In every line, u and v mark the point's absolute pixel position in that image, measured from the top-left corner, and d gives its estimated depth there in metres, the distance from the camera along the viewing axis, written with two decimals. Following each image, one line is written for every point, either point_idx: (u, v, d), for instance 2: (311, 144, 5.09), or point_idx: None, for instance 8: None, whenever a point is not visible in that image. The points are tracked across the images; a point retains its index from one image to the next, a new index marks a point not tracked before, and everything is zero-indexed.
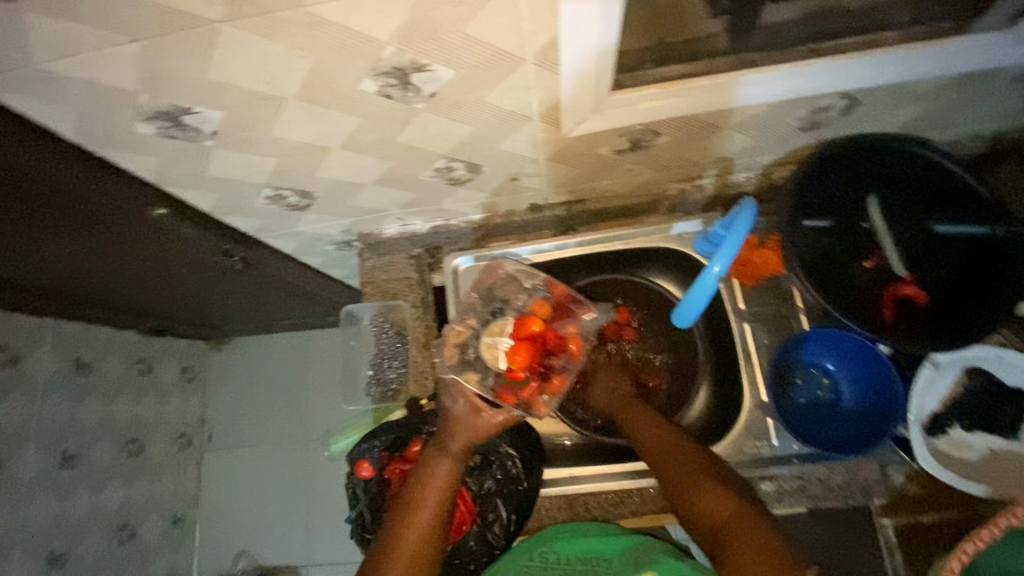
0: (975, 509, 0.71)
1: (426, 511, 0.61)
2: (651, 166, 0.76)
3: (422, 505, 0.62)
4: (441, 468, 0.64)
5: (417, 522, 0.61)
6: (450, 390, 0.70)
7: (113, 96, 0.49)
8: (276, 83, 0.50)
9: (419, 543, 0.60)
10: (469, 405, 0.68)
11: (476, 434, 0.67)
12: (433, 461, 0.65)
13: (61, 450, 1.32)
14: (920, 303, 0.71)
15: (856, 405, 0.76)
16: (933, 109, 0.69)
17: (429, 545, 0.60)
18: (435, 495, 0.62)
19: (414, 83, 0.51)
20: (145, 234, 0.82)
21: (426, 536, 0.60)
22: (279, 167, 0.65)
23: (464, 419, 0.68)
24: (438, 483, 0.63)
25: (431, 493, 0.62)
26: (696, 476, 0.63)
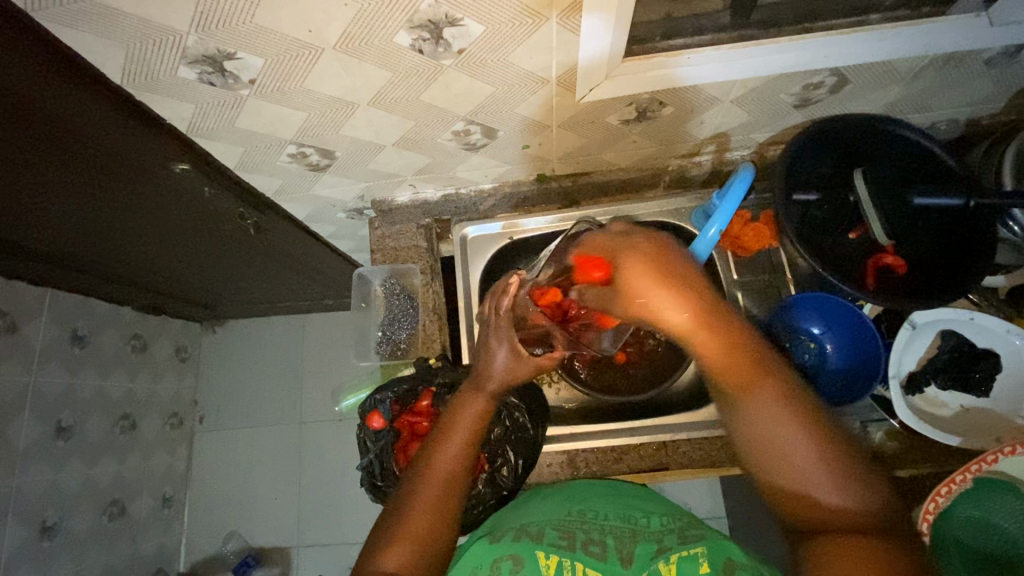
0: (948, 462, 0.77)
1: (457, 442, 0.64)
2: (654, 139, 0.81)
3: (454, 436, 0.65)
4: (474, 405, 0.66)
5: (450, 453, 0.63)
6: (493, 338, 0.69)
7: (163, 37, 0.52)
8: (318, 32, 0.53)
9: (452, 467, 0.63)
10: (511, 352, 0.68)
11: (512, 381, 0.68)
12: (466, 397, 0.68)
13: (55, 421, 1.32)
14: (898, 271, 0.77)
15: (838, 365, 0.82)
16: (912, 91, 0.75)
17: (460, 473, 0.63)
18: (468, 428, 0.65)
19: (446, 37, 0.55)
20: (164, 192, 0.85)
21: (457, 464, 0.63)
22: (307, 122, 0.68)
23: (503, 366, 0.68)
24: (471, 417, 0.66)
25: (464, 425, 0.65)
26: (807, 477, 0.53)
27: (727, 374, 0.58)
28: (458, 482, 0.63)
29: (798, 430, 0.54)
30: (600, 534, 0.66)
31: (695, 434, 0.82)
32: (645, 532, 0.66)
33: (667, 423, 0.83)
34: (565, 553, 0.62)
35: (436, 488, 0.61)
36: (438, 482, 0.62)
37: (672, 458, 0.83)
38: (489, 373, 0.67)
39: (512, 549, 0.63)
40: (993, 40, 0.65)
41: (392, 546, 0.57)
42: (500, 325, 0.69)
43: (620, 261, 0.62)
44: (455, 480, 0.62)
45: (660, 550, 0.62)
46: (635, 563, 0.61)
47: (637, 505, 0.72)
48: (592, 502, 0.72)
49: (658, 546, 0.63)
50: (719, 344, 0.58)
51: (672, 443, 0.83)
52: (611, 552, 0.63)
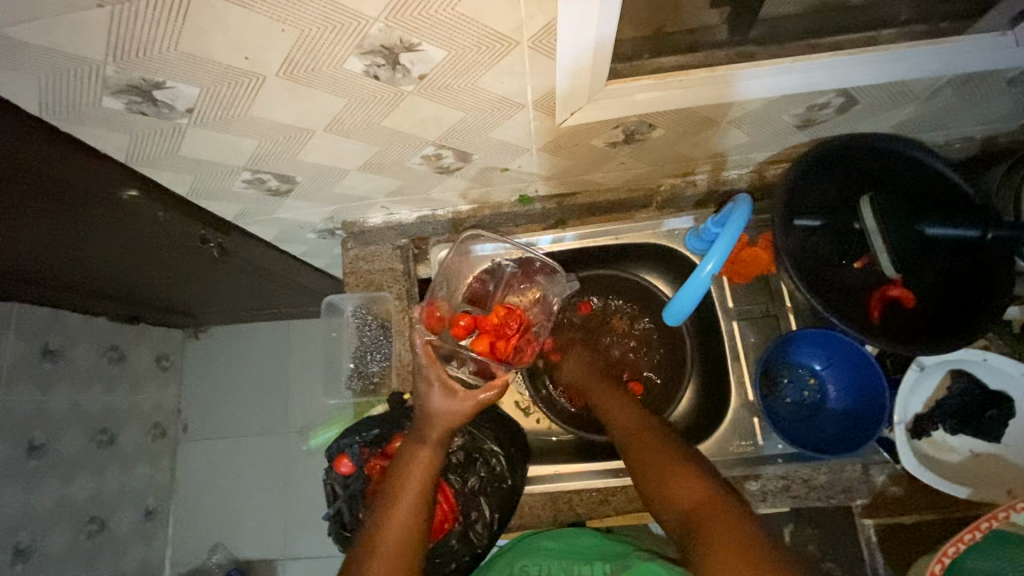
0: (955, 509, 0.72)
1: (408, 500, 0.59)
2: (644, 160, 0.75)
3: (404, 493, 0.60)
4: (422, 456, 0.61)
5: (405, 511, 0.59)
6: (426, 380, 0.65)
7: (78, 67, 0.45)
8: (256, 59, 0.47)
9: (408, 526, 0.58)
10: (445, 391, 0.64)
11: (454, 422, 0.64)
12: (414, 448, 0.63)
13: (27, 440, 1.27)
14: (907, 305, 0.72)
15: (840, 404, 0.77)
16: (927, 111, 0.68)
17: (415, 533, 0.58)
18: (419, 482, 0.60)
19: (403, 63, 0.49)
20: (115, 216, 0.78)
21: (413, 524, 0.58)
22: (259, 149, 0.62)
23: (441, 407, 0.64)
24: (421, 470, 0.61)
25: (414, 481, 0.60)
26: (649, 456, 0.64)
27: (632, 445, 0.68)
28: (415, 544, 0.58)
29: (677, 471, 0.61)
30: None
31: None
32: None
33: None
34: None
35: (393, 553, 0.56)
36: (391, 549, 0.57)
37: None
38: (429, 418, 0.63)
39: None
40: (1020, 58, 0.58)
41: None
42: (424, 364, 0.65)
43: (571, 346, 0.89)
44: (411, 543, 0.57)
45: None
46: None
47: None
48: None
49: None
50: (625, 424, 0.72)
51: None
52: None
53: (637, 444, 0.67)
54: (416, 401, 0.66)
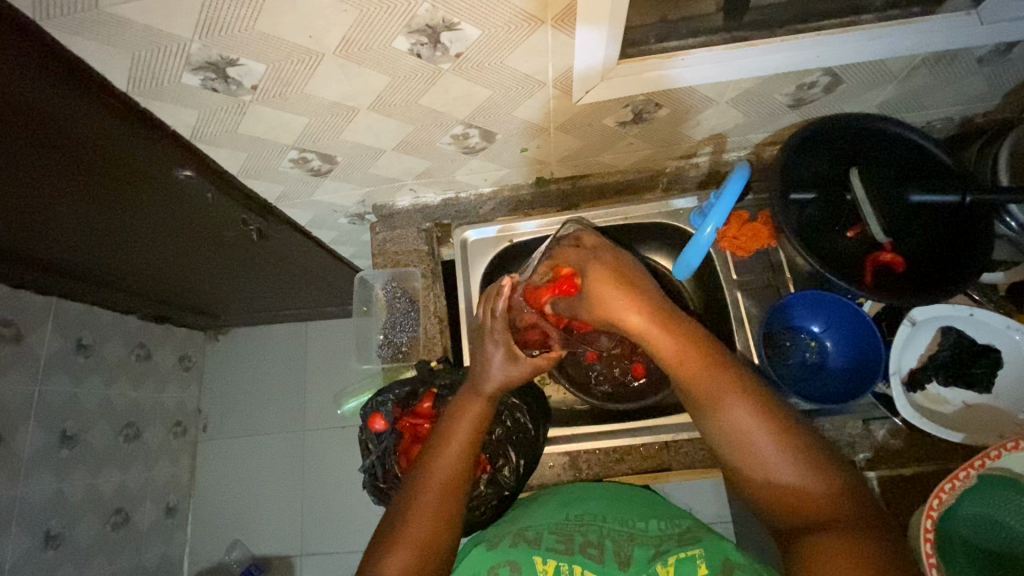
0: (951, 459, 0.77)
1: (456, 448, 0.65)
2: (651, 141, 0.82)
3: (451, 445, 0.65)
4: (473, 409, 0.67)
5: (450, 459, 0.64)
6: (489, 339, 0.68)
7: (168, 45, 0.53)
8: (318, 38, 0.55)
9: (450, 475, 0.63)
10: (507, 353, 0.67)
11: (510, 382, 0.68)
12: (466, 401, 0.68)
13: (60, 430, 1.32)
14: (897, 268, 0.77)
15: (840, 362, 0.82)
16: (906, 90, 0.75)
17: (460, 475, 0.64)
18: (467, 431, 0.66)
19: (443, 42, 0.57)
20: (170, 200, 0.86)
21: (458, 467, 0.64)
22: (308, 127, 0.69)
23: (501, 369, 0.67)
24: (470, 420, 0.67)
25: (461, 429, 0.66)
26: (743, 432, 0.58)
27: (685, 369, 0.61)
28: (457, 484, 0.63)
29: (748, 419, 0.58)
30: (598, 537, 0.70)
31: (697, 434, 0.81)
32: (644, 537, 0.70)
33: (669, 424, 0.81)
34: (562, 558, 0.67)
35: (436, 492, 0.62)
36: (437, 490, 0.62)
37: (675, 460, 0.82)
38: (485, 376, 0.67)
39: (511, 554, 0.67)
40: (984, 37, 0.65)
41: (394, 550, 0.58)
42: (494, 328, 0.68)
43: (586, 270, 0.64)
44: (453, 483, 0.63)
45: (656, 554, 0.66)
46: (632, 567, 0.66)
47: (638, 502, 0.75)
48: (587, 500, 0.74)
49: (655, 550, 0.67)
50: (682, 351, 0.61)
51: (674, 443, 0.83)
52: (608, 555, 0.67)
53: (691, 380, 0.60)
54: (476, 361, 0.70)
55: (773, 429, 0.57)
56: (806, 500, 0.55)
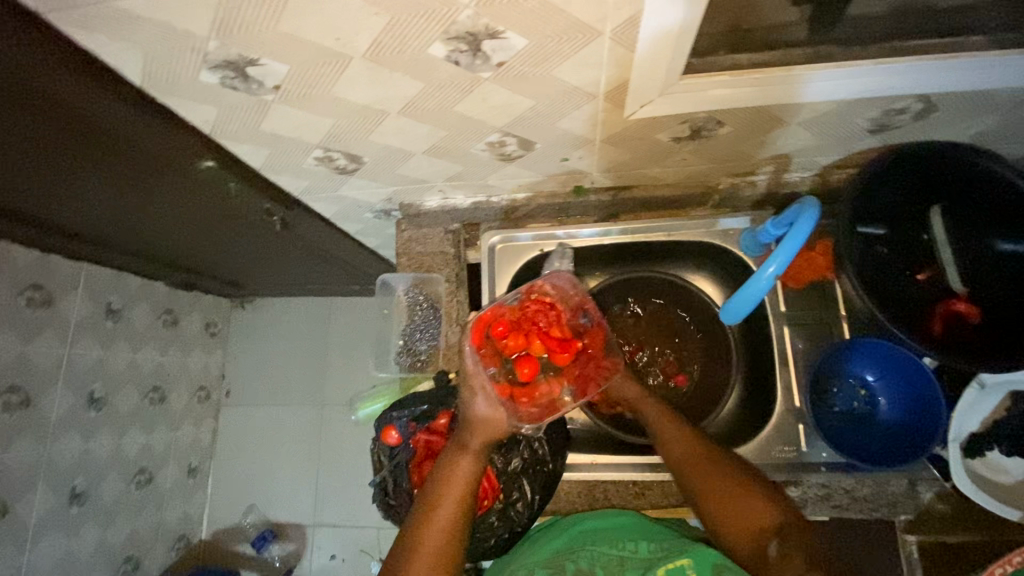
0: (1003, 532, 0.70)
1: (449, 510, 0.59)
2: (706, 157, 0.74)
3: (444, 504, 0.59)
4: (463, 468, 0.61)
5: (445, 524, 0.58)
6: (470, 389, 0.67)
7: (183, 41, 0.48)
8: (346, 40, 0.49)
9: (445, 540, 0.57)
10: (490, 401, 0.66)
11: (495, 433, 0.65)
12: (454, 459, 0.63)
13: (88, 392, 1.35)
14: (972, 320, 0.69)
15: (892, 418, 0.75)
16: (1011, 121, 0.65)
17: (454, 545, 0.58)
18: (457, 494, 0.60)
19: (485, 50, 0.50)
20: (192, 187, 0.82)
21: (453, 530, 0.58)
22: (334, 128, 0.64)
23: (484, 415, 0.65)
24: (462, 478, 0.61)
25: (455, 486, 0.60)
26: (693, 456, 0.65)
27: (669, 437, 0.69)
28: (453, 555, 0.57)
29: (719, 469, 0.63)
30: (587, 564, 0.64)
31: None
32: (632, 557, 0.64)
33: None
34: None
35: (430, 559, 0.56)
36: (431, 558, 0.56)
37: None
38: (474, 429, 0.64)
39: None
40: None
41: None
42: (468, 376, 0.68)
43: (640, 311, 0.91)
44: (449, 549, 0.57)
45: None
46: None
47: (628, 526, 0.70)
48: (576, 533, 0.70)
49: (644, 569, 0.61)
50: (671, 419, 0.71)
51: None
52: None
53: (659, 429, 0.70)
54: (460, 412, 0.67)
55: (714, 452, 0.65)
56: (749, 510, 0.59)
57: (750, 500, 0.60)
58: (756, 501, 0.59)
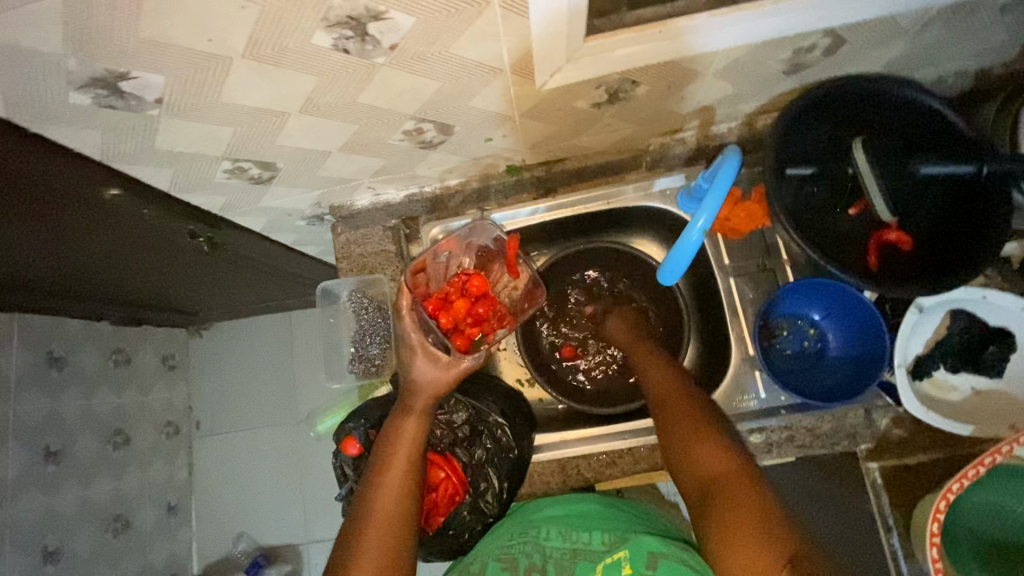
0: (957, 446, 0.73)
1: (399, 474, 0.62)
2: (630, 119, 0.73)
3: (393, 468, 0.62)
4: (409, 428, 0.65)
5: (392, 490, 0.61)
6: (410, 349, 0.72)
7: (38, 62, 0.44)
8: (220, 40, 0.45)
9: (395, 506, 0.60)
10: (427, 356, 0.71)
11: (437, 392, 0.70)
12: (399, 420, 0.66)
13: (43, 446, 1.29)
14: (905, 248, 0.71)
15: (841, 352, 0.78)
16: (918, 46, 0.66)
17: (407, 501, 0.61)
18: (406, 452, 0.64)
19: (372, 34, 0.47)
20: (104, 220, 0.77)
21: (405, 495, 0.61)
22: (236, 137, 0.60)
23: (424, 375, 0.69)
24: (408, 439, 0.64)
25: (402, 449, 0.64)
26: (671, 407, 0.65)
27: (665, 416, 0.65)
28: (405, 508, 0.61)
29: (696, 425, 0.61)
30: (540, 562, 0.63)
31: None
32: (589, 553, 0.65)
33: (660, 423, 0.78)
34: None
35: (383, 523, 0.59)
36: (383, 527, 0.58)
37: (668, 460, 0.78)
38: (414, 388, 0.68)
39: None
40: None
41: None
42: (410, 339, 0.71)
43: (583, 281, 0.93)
44: (400, 515, 0.60)
45: None
46: None
47: (590, 514, 0.70)
48: (540, 520, 0.70)
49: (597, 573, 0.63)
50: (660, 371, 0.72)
51: None
52: None
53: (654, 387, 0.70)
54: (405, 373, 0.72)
55: (694, 406, 0.64)
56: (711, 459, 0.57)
57: (715, 450, 0.58)
58: (717, 452, 0.58)
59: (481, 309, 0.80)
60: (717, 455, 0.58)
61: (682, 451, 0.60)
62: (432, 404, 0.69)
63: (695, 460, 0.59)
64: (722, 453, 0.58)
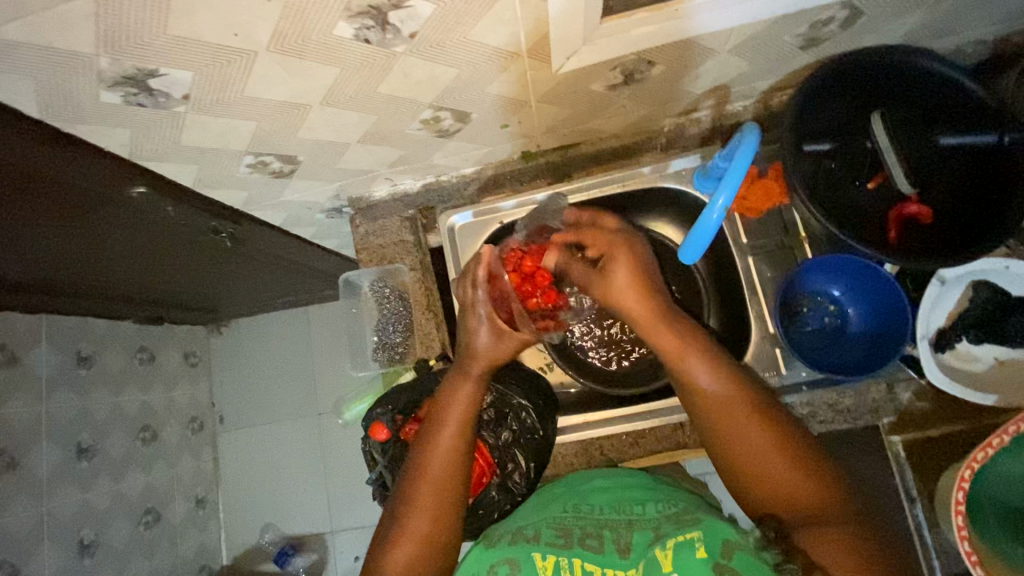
0: (982, 417, 0.73)
1: (451, 436, 0.63)
2: (645, 100, 0.73)
3: (445, 430, 0.64)
4: (463, 395, 0.65)
5: (444, 455, 0.63)
6: (472, 316, 0.69)
7: (72, 62, 0.45)
8: (245, 35, 0.46)
9: (446, 467, 0.62)
10: (493, 329, 0.68)
11: (497, 359, 0.68)
12: (455, 385, 0.66)
13: (75, 443, 1.32)
14: (925, 221, 0.71)
15: (862, 327, 0.79)
16: (936, 16, 0.65)
17: (458, 464, 0.63)
18: (457, 419, 0.64)
19: (393, 23, 0.48)
20: (130, 220, 0.79)
21: (456, 458, 0.63)
22: (258, 130, 0.61)
23: (487, 342, 0.68)
24: (462, 404, 0.65)
25: (454, 415, 0.64)
26: (719, 403, 0.62)
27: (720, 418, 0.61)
28: (456, 476, 0.62)
29: (760, 431, 0.59)
30: (596, 527, 0.65)
31: None
32: (643, 521, 0.64)
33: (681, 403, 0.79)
34: (561, 552, 0.61)
35: (434, 484, 0.61)
36: (435, 484, 0.61)
37: (691, 437, 0.78)
38: (472, 355, 0.66)
39: (509, 553, 0.62)
40: None
41: (397, 546, 0.58)
42: (473, 306, 0.69)
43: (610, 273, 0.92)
44: (450, 474, 0.62)
45: (655, 538, 0.61)
46: (631, 553, 0.60)
47: (635, 485, 0.71)
48: (586, 494, 0.71)
49: (654, 534, 0.61)
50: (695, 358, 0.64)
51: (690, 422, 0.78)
52: (609, 545, 0.62)
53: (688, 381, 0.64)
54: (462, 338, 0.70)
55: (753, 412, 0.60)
56: (784, 477, 0.56)
57: (786, 460, 0.57)
58: (792, 465, 0.57)
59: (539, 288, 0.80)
60: (794, 475, 0.56)
61: (745, 459, 0.59)
62: (492, 371, 0.69)
63: (759, 472, 0.58)
64: (797, 469, 0.56)
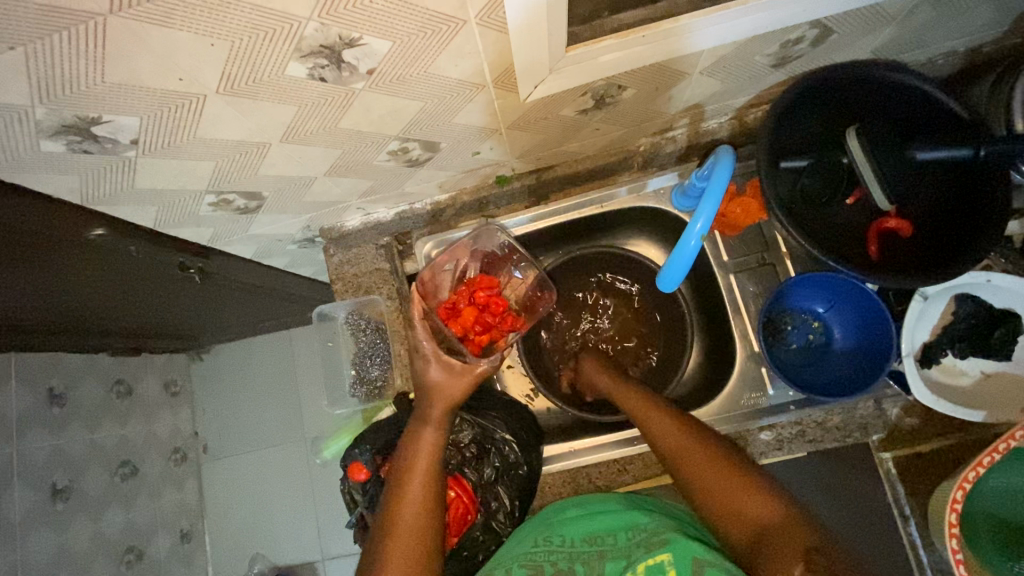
0: (970, 430, 0.72)
1: (418, 482, 0.61)
2: (619, 122, 0.72)
3: (413, 477, 0.61)
4: (427, 439, 0.63)
5: (414, 504, 0.60)
6: (423, 358, 0.68)
7: (5, 113, 0.43)
8: (191, 79, 0.44)
9: (418, 515, 0.59)
10: (444, 366, 0.67)
11: (454, 399, 0.67)
12: (417, 431, 0.65)
13: (50, 484, 1.27)
14: (904, 235, 0.70)
15: (848, 344, 0.78)
16: (906, 31, 0.65)
17: (428, 512, 0.60)
18: (424, 464, 0.62)
19: (348, 61, 0.46)
20: (90, 261, 0.76)
21: (425, 504, 0.60)
22: (217, 170, 0.59)
23: (440, 380, 0.67)
24: (426, 449, 0.63)
25: (421, 461, 0.62)
26: (677, 444, 0.64)
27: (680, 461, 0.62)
28: (428, 525, 0.59)
29: (715, 463, 0.60)
30: (568, 562, 0.62)
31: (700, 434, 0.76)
32: (615, 548, 0.61)
33: None
34: None
35: (406, 536, 0.58)
36: (407, 537, 0.57)
37: None
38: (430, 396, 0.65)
39: None
40: None
41: None
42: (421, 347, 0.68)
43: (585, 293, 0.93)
44: (423, 524, 0.59)
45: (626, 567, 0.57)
46: None
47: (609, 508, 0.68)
48: (558, 524, 0.68)
49: (626, 562, 0.58)
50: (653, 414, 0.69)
51: None
52: None
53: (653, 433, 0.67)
54: (416, 380, 0.69)
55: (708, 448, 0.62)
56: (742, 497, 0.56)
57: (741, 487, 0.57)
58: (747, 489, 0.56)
59: (491, 317, 0.77)
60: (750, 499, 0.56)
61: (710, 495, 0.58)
62: (453, 411, 0.67)
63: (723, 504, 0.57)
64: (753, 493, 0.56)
